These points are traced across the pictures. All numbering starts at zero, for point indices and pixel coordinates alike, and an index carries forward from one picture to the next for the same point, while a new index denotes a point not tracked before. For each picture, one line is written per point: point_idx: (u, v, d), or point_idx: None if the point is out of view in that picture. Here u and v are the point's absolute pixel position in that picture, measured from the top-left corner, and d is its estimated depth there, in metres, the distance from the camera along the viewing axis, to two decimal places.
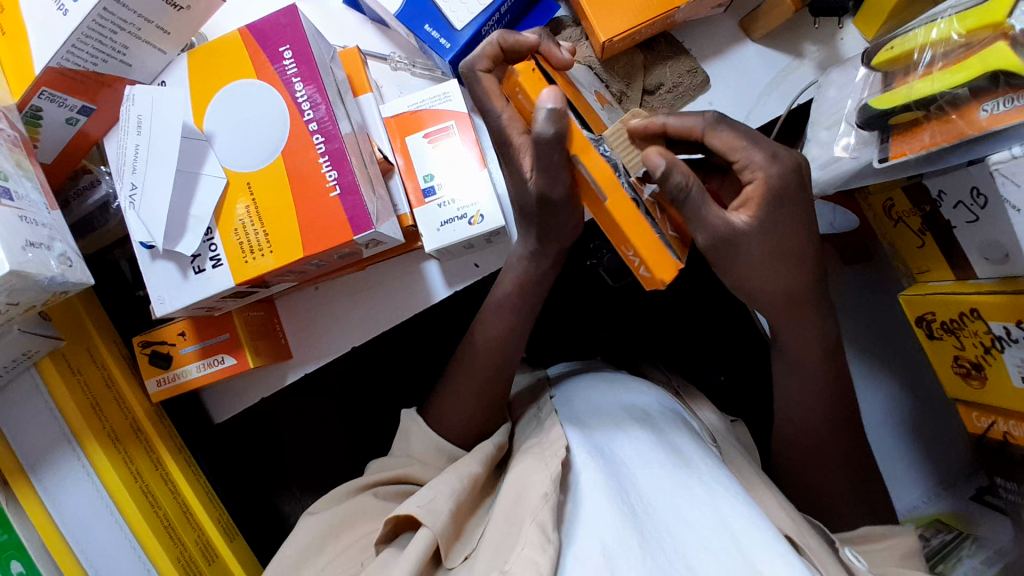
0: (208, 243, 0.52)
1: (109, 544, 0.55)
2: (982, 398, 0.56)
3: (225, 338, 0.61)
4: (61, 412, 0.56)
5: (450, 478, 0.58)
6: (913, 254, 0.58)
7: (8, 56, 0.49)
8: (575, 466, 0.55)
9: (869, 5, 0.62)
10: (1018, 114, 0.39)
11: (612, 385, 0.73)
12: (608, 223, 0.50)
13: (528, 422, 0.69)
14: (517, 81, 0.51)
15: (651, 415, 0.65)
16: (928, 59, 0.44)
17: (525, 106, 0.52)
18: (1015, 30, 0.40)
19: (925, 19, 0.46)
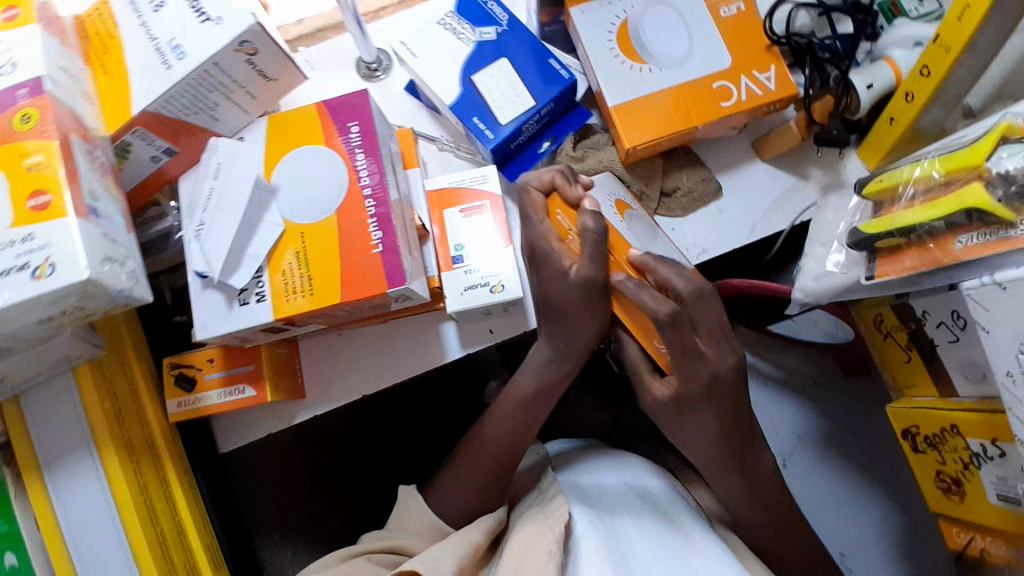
0: (257, 280, 0.58)
1: (103, 550, 0.58)
2: (961, 514, 0.58)
3: (249, 368, 0.65)
4: (88, 419, 0.59)
5: (455, 544, 0.60)
6: (901, 369, 0.62)
7: (108, 95, 0.55)
8: (578, 531, 0.58)
9: (871, 139, 0.70)
10: (988, 246, 0.43)
11: (615, 462, 0.76)
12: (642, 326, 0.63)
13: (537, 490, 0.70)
14: (558, 202, 0.64)
15: (653, 496, 0.68)
16: (911, 194, 0.50)
17: (561, 224, 0.64)
18: (988, 173, 0.43)
19: (915, 158, 0.52)
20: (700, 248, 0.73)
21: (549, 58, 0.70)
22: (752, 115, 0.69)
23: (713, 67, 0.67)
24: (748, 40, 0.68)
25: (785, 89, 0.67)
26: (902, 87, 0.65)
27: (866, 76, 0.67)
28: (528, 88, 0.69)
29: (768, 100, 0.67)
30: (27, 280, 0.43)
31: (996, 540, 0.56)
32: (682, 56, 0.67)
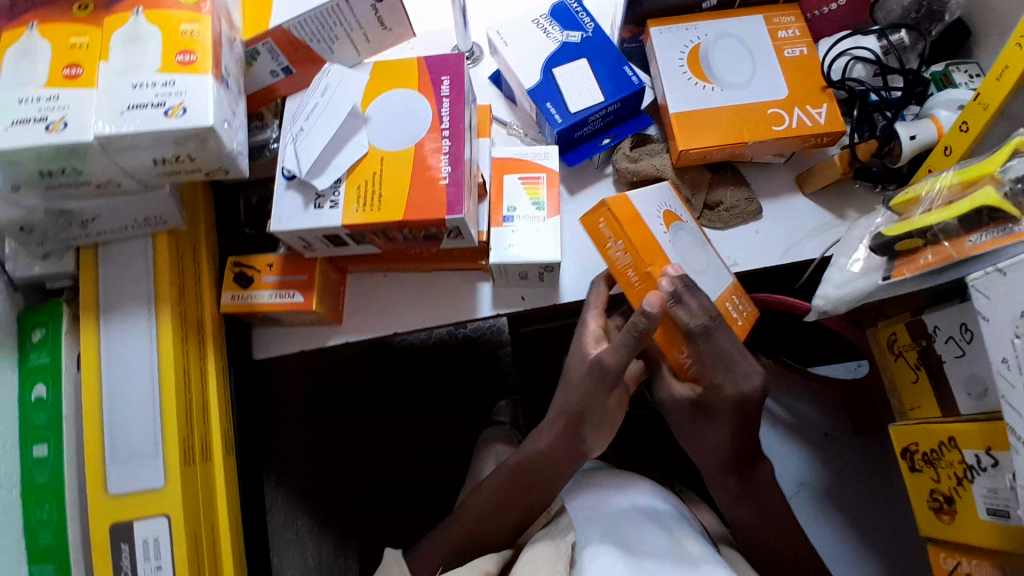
0: (335, 188, 0.65)
1: (136, 402, 0.62)
2: (949, 535, 0.59)
3: (303, 278, 0.71)
4: (155, 281, 0.65)
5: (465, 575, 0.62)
6: (908, 391, 0.65)
7: (251, 9, 0.65)
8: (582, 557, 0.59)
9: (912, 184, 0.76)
10: (993, 240, 0.49)
11: (616, 475, 0.76)
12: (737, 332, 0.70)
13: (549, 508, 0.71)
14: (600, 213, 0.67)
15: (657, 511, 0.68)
16: (932, 201, 0.57)
17: (602, 235, 0.68)
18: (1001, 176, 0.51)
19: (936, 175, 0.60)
20: (731, 261, 0.78)
21: (625, 66, 0.78)
22: (799, 144, 0.76)
23: (771, 95, 0.75)
24: (806, 80, 0.76)
25: (833, 125, 0.74)
26: (942, 143, 0.71)
27: (910, 128, 0.74)
28: (602, 86, 0.77)
29: (816, 132, 0.74)
30: (161, 115, 0.50)
31: (982, 562, 0.56)
32: (744, 82, 0.76)
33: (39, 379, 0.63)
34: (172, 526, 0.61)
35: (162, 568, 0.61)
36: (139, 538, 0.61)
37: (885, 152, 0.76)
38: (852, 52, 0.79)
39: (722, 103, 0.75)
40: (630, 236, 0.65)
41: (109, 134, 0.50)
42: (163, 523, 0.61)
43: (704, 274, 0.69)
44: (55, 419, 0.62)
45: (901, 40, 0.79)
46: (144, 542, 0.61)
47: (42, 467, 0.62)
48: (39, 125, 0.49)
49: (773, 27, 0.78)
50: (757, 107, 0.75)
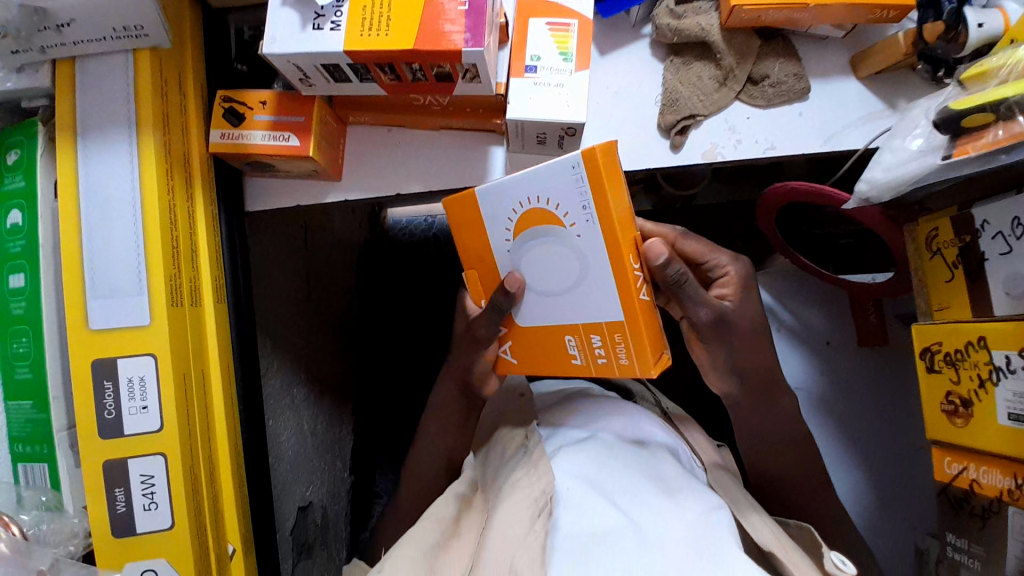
0: (337, 8, 0.56)
1: (114, 232, 0.57)
2: (960, 440, 0.57)
3: (299, 120, 0.63)
4: (136, 101, 0.58)
5: (431, 527, 0.63)
6: (939, 290, 0.61)
7: None
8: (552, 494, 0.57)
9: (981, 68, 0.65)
10: None
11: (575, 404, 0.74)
12: (534, 364, 0.63)
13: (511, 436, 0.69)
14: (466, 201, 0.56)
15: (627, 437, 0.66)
16: (1007, 74, 0.52)
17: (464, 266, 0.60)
18: None
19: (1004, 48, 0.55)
20: (768, 144, 0.71)
21: None
22: (862, 16, 0.66)
23: None
24: None
25: None
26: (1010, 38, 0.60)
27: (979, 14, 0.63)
28: None
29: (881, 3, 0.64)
30: None
31: (992, 469, 0.54)
32: None
33: (16, 205, 0.58)
34: (159, 367, 0.57)
35: (149, 410, 0.57)
36: (123, 376, 0.57)
37: (948, 40, 0.64)
38: None
39: (586, 189, 0.50)
40: (457, 236, 0.58)
41: None
42: (149, 362, 0.57)
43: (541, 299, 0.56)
44: (31, 246, 0.57)
45: None
46: (130, 381, 0.57)
47: (19, 296, 0.57)
48: None
49: None
50: (608, 243, 0.50)
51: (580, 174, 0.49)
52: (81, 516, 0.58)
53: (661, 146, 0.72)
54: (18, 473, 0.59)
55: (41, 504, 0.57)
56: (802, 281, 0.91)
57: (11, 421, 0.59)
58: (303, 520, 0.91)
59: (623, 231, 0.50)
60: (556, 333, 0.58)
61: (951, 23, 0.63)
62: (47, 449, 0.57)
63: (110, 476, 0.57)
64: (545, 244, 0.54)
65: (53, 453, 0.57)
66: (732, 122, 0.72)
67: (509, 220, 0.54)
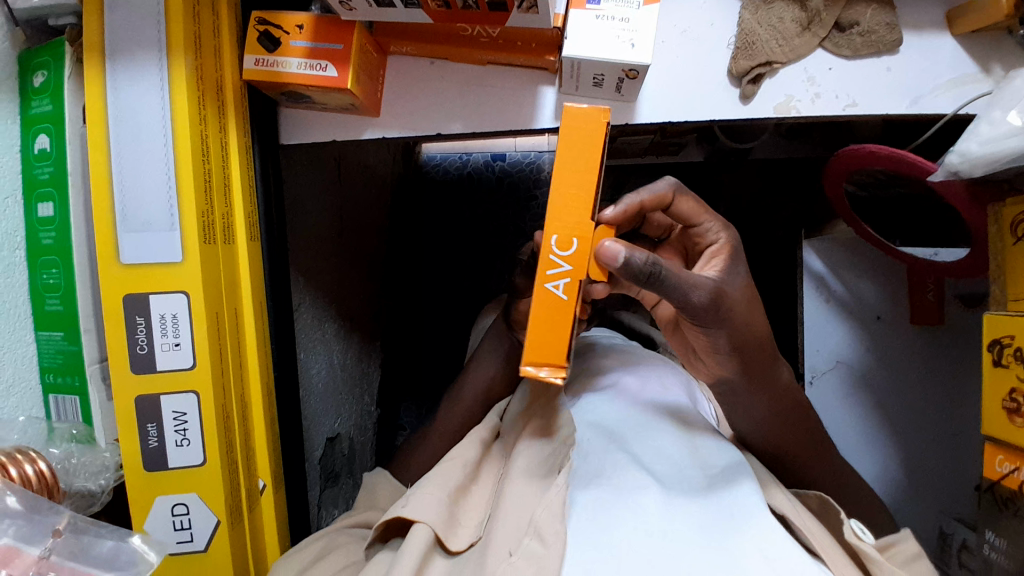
0: None
1: (144, 162, 0.55)
2: (1017, 441, 0.54)
3: (337, 48, 0.59)
4: (166, 22, 0.54)
5: (454, 467, 0.59)
6: (1018, 280, 0.56)
7: None
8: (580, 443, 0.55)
9: None
10: None
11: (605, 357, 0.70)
12: None
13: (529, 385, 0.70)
14: None
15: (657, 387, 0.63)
16: None
17: None
18: None
19: None
20: (849, 101, 0.65)
21: None
22: None
23: None
24: None
25: None
26: None
27: None
28: None
29: None
30: None
31: None
32: None
33: (43, 129, 0.56)
34: (192, 305, 0.56)
35: (181, 348, 0.57)
36: (155, 313, 0.56)
37: None
38: None
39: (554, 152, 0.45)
40: None
41: None
42: (181, 300, 0.56)
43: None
44: (59, 171, 0.55)
45: None
46: (162, 317, 0.56)
47: (50, 226, 0.56)
48: None
49: None
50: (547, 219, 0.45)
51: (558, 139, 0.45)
52: (112, 451, 0.60)
53: (726, 98, 0.66)
54: (48, 405, 0.59)
55: (73, 436, 0.58)
56: (856, 250, 0.86)
57: (42, 351, 0.58)
58: (331, 451, 0.93)
59: (566, 208, 0.45)
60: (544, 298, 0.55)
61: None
62: (78, 381, 0.57)
63: (143, 412, 0.58)
64: None
65: (85, 386, 0.57)
66: (812, 73, 0.65)
67: None
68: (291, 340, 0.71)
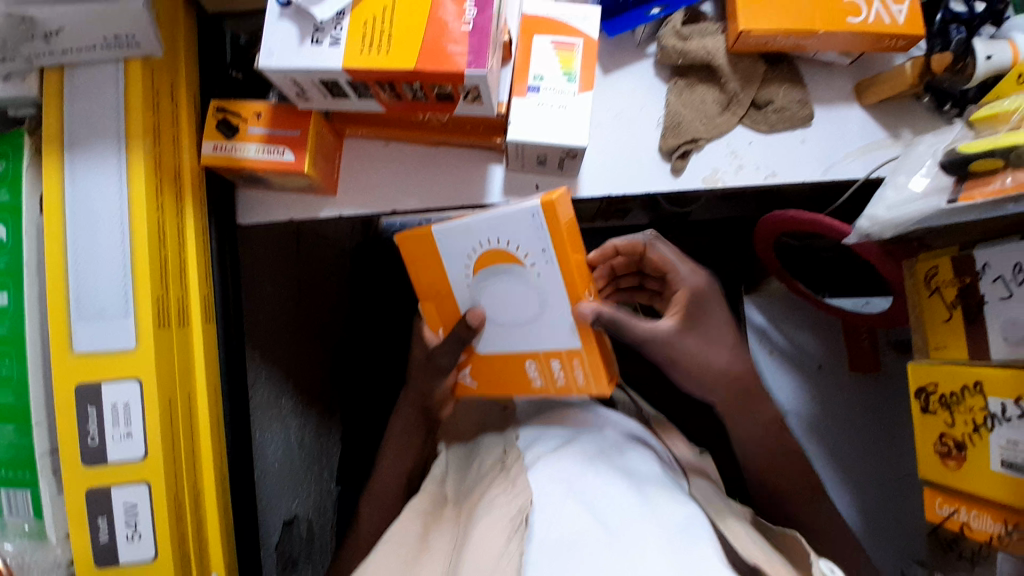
0: (338, 21, 0.55)
1: (101, 252, 0.55)
2: (951, 482, 0.57)
3: (294, 134, 0.62)
4: (126, 116, 0.56)
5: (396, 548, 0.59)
6: (935, 330, 0.61)
7: None
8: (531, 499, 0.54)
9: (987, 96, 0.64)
10: None
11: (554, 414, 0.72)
12: (492, 387, 0.66)
13: (491, 445, 0.69)
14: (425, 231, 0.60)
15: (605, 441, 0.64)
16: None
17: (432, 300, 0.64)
18: None
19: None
20: (770, 171, 0.71)
21: None
22: (870, 42, 0.66)
23: None
24: None
25: (913, 25, 0.65)
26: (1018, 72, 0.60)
27: (989, 46, 0.61)
28: None
29: (893, 31, 0.64)
30: None
31: (982, 514, 0.54)
32: None
33: None
34: (145, 392, 0.56)
35: (133, 437, 0.56)
36: (106, 402, 0.56)
37: (957, 71, 0.64)
38: None
39: (546, 236, 0.56)
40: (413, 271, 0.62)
41: None
42: (134, 388, 0.56)
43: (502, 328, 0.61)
44: (14, 263, 0.55)
45: None
46: (114, 406, 0.56)
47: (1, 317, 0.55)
48: None
49: None
50: (566, 285, 0.57)
51: (536, 219, 0.55)
52: (64, 545, 0.58)
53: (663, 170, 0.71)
54: None
55: (25, 532, 0.57)
56: (795, 304, 0.91)
57: None
58: (287, 535, 0.89)
59: (576, 273, 0.57)
60: (515, 360, 0.63)
61: (959, 53, 0.63)
62: (28, 475, 0.56)
63: (92, 504, 0.56)
64: (502, 280, 0.59)
65: (35, 479, 0.56)
66: (734, 147, 0.71)
67: (467, 260, 0.60)
68: (246, 421, 0.70)
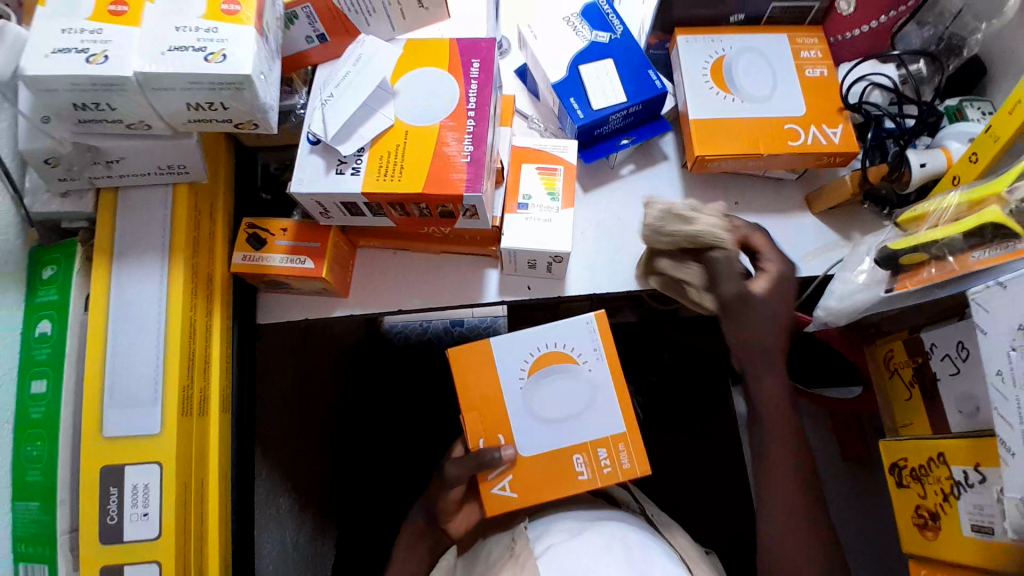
0: (358, 156, 0.66)
1: (136, 345, 0.62)
2: (932, 552, 0.59)
3: (315, 246, 0.71)
4: (171, 229, 0.65)
5: None
6: (901, 409, 0.67)
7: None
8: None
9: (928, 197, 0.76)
10: (999, 257, 0.52)
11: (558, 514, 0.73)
12: (534, 492, 0.68)
13: (499, 536, 0.71)
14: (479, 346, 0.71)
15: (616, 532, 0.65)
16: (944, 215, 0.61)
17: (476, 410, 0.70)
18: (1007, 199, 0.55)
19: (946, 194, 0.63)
20: None
21: (649, 70, 0.80)
22: (811, 161, 0.78)
23: (787, 112, 0.78)
24: (825, 102, 0.79)
25: (848, 145, 0.77)
26: (952, 172, 0.72)
27: (921, 157, 0.75)
28: (625, 87, 0.79)
29: (831, 149, 0.76)
30: (201, 59, 0.54)
31: None
32: (764, 96, 0.79)
33: (45, 315, 0.63)
34: (164, 475, 0.60)
35: (149, 517, 0.59)
36: (128, 483, 0.59)
37: (894, 178, 0.76)
38: (870, 78, 0.81)
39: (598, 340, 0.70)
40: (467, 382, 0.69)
41: (149, 72, 0.53)
42: (154, 470, 0.60)
43: (551, 426, 0.69)
44: (55, 353, 0.62)
45: (917, 70, 0.81)
46: (134, 487, 0.59)
47: (40, 402, 0.61)
48: (80, 57, 0.53)
49: (797, 48, 0.81)
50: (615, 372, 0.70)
51: (592, 328, 0.71)
52: None
53: None
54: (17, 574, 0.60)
55: None
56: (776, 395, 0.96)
57: (15, 521, 0.60)
58: None
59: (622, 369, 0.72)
60: (563, 454, 0.68)
61: (893, 165, 0.75)
62: (49, 550, 0.58)
63: None
64: (557, 379, 0.69)
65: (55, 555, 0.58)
66: None
67: (524, 363, 0.70)
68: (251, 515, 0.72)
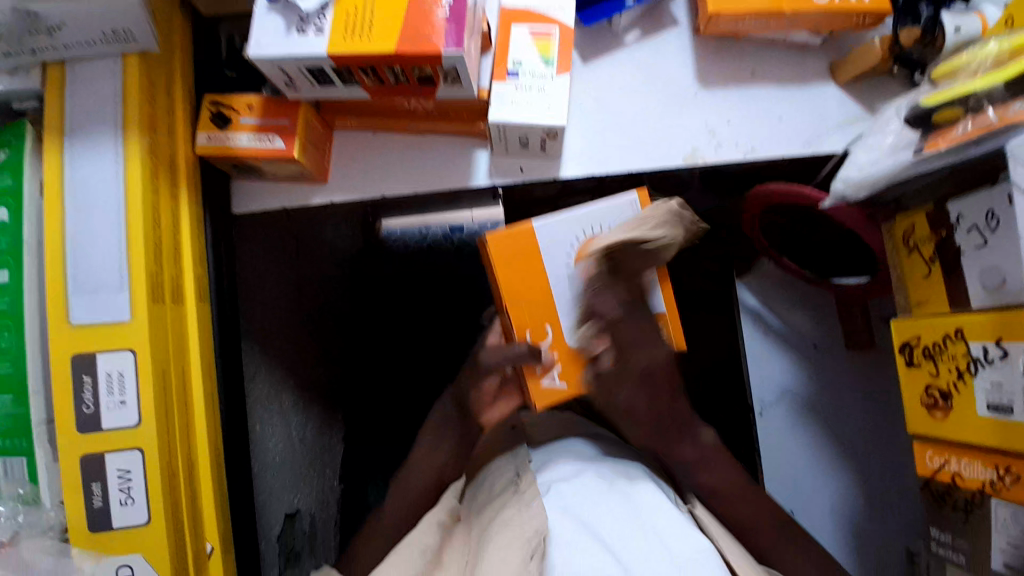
0: (321, 12, 0.58)
1: (96, 228, 0.58)
2: (940, 433, 0.57)
3: (284, 123, 0.65)
4: (123, 100, 0.59)
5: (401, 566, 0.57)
6: (917, 286, 0.61)
7: None
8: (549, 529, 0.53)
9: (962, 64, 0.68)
10: None
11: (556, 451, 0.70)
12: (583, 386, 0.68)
13: (501, 466, 0.70)
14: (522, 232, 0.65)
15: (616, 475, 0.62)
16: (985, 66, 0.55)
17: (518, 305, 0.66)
18: None
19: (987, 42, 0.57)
20: (749, 148, 0.73)
21: None
22: (838, 22, 0.69)
23: None
24: None
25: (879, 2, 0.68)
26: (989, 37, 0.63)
27: (957, 20, 0.66)
28: None
29: (860, 8, 0.67)
30: None
31: (973, 461, 0.54)
32: None
33: None
34: (138, 363, 0.57)
35: (126, 405, 0.57)
36: (101, 371, 0.57)
37: (926, 44, 0.67)
38: None
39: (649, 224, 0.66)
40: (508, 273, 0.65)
41: None
42: (128, 357, 0.57)
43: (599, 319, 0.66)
44: (14, 243, 0.58)
45: None
46: (108, 375, 0.57)
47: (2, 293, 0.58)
48: None
49: None
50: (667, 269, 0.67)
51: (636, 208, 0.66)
52: (59, 510, 0.59)
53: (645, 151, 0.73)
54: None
55: (18, 498, 0.58)
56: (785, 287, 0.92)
57: None
58: (290, 530, 0.89)
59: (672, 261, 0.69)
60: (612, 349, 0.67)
61: (927, 27, 0.66)
62: (26, 442, 0.57)
63: (87, 470, 0.58)
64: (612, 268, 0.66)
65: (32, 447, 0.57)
66: (713, 127, 0.73)
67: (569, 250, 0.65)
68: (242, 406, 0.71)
